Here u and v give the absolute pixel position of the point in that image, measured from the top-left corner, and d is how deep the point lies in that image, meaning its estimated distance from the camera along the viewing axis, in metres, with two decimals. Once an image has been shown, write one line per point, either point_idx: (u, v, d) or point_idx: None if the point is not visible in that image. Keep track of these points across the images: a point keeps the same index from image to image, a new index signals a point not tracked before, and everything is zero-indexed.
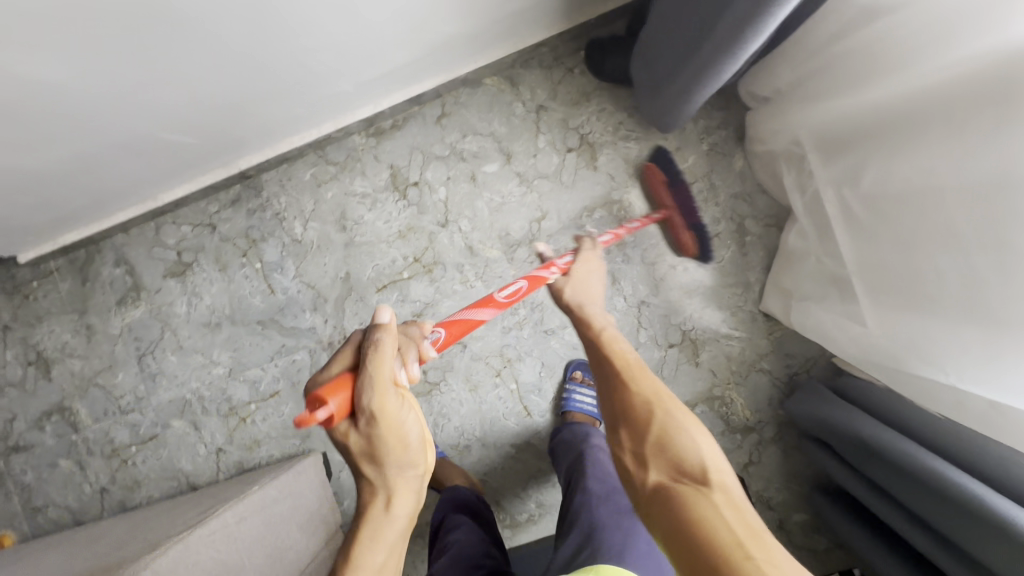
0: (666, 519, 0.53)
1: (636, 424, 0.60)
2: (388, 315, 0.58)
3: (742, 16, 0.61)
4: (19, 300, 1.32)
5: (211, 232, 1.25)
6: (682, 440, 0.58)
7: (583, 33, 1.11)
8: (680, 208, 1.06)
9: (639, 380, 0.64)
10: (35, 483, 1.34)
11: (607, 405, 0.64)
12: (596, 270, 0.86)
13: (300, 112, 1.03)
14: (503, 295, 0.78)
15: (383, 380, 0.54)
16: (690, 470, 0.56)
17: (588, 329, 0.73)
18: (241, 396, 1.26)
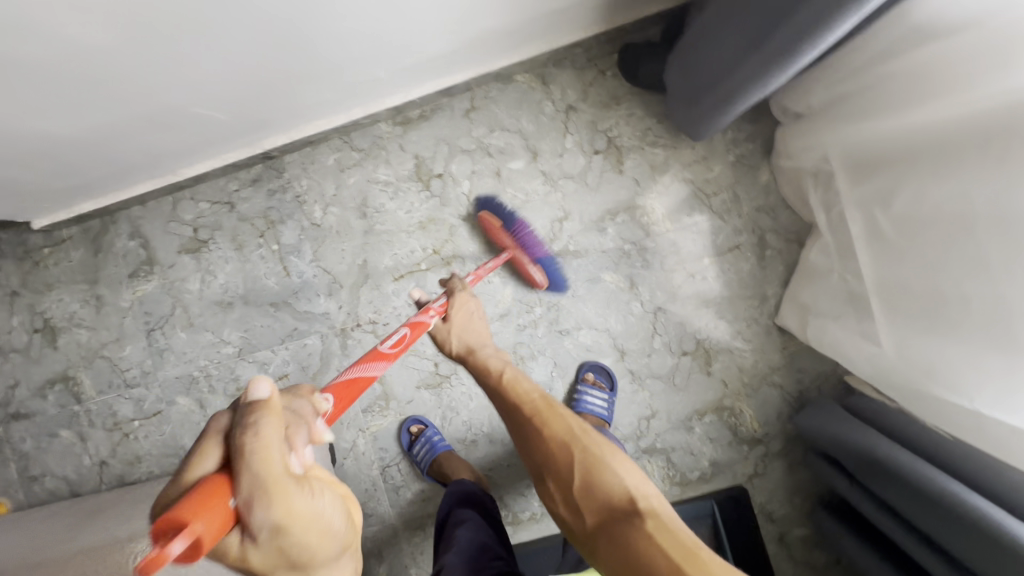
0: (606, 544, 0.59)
1: (560, 469, 0.68)
2: (266, 387, 0.45)
3: (807, 25, 0.61)
4: (29, 266, 1.30)
5: (229, 210, 1.24)
6: (604, 472, 0.65)
7: (618, 36, 1.11)
8: (523, 245, 1.05)
9: (551, 423, 0.72)
10: (33, 452, 1.33)
11: (534, 456, 0.71)
12: (476, 308, 0.92)
13: (330, 96, 1.03)
14: (389, 347, 0.77)
15: (274, 480, 0.41)
16: (613, 496, 0.63)
17: (495, 379, 0.82)
18: (249, 377, 1.25)
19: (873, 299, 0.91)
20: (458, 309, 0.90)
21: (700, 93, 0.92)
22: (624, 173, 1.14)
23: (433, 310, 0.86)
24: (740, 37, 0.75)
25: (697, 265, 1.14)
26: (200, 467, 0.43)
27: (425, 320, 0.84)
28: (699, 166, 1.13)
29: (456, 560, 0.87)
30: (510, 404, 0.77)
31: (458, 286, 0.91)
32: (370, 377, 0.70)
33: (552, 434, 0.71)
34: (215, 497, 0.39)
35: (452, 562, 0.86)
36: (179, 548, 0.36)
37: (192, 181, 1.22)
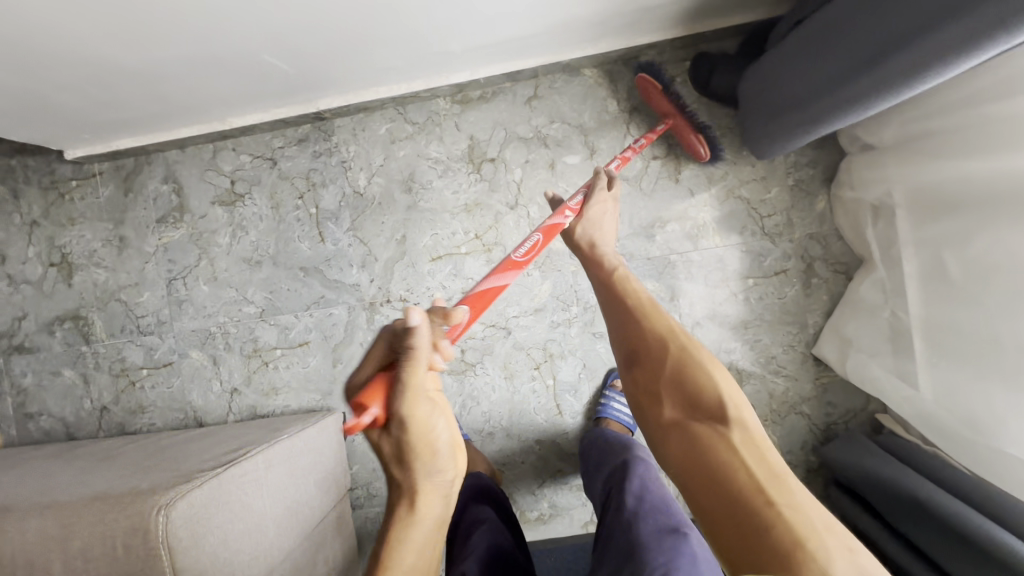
0: (691, 448, 0.56)
1: (653, 361, 0.62)
2: (420, 317, 0.50)
3: (935, 49, 0.63)
4: (54, 197, 1.26)
5: (270, 166, 1.20)
6: (706, 379, 0.59)
7: (694, 44, 1.09)
8: (682, 112, 1.04)
9: (657, 320, 0.65)
10: (32, 388, 1.29)
11: (624, 343, 0.66)
12: (609, 210, 0.87)
13: (398, 64, 1.00)
14: (520, 254, 0.76)
15: (418, 391, 0.52)
16: (708, 402, 0.58)
17: (603, 271, 0.75)
18: (268, 339, 1.22)
19: (914, 339, 0.93)
20: (590, 208, 0.85)
21: (783, 112, 0.92)
22: (680, 182, 1.13)
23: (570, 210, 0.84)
24: (845, 58, 0.76)
25: (740, 284, 1.13)
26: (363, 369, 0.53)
27: (559, 221, 0.82)
28: (756, 184, 1.12)
29: (472, 561, 0.82)
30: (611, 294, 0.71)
31: (600, 183, 0.86)
32: (502, 285, 0.72)
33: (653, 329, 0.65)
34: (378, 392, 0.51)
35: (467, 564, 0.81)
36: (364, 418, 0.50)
37: (237, 132, 1.19)
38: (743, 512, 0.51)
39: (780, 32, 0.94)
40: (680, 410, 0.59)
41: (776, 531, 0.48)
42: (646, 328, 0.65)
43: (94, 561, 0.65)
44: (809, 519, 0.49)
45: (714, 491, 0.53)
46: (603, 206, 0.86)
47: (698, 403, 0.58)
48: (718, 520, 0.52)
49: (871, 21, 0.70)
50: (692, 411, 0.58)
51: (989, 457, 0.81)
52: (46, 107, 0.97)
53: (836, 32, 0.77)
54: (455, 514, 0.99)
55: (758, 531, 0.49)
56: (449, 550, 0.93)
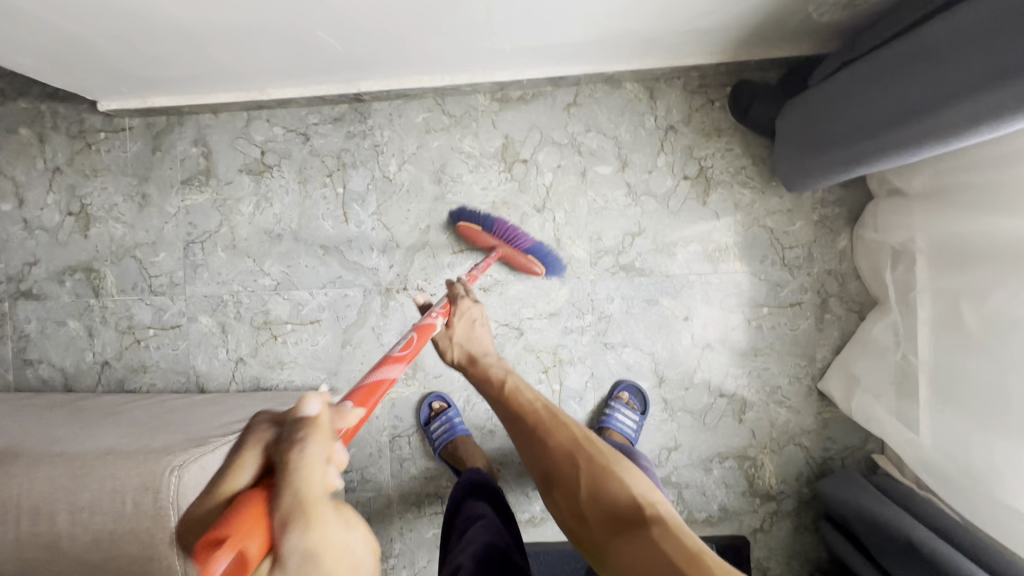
0: (622, 561, 0.53)
1: (564, 480, 0.64)
2: (317, 403, 0.40)
3: (970, 117, 0.66)
4: (80, 146, 1.25)
5: (302, 142, 1.20)
6: (614, 487, 0.60)
7: (737, 71, 1.10)
8: (508, 241, 1.02)
9: (557, 437, 0.68)
10: (35, 335, 1.28)
11: (539, 464, 0.67)
12: (479, 316, 0.86)
13: (446, 55, 1.00)
14: (398, 349, 0.69)
15: (318, 499, 0.35)
16: (622, 510, 0.58)
17: (494, 387, 0.78)
18: (280, 313, 1.22)
19: (920, 384, 0.95)
20: (462, 318, 0.84)
21: (824, 146, 0.93)
22: (707, 204, 1.14)
23: (438, 313, 0.80)
24: (895, 103, 0.77)
25: (754, 312, 1.14)
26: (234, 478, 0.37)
27: (433, 321, 0.78)
28: (782, 216, 1.13)
29: (468, 558, 0.83)
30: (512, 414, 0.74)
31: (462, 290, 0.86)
32: (385, 380, 0.61)
33: (556, 445, 0.67)
34: (251, 523, 0.33)
35: (465, 561, 0.82)
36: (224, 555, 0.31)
37: (274, 103, 1.18)
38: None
39: (830, 68, 0.95)
40: (604, 524, 0.58)
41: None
42: (549, 444, 0.67)
43: (101, 514, 0.65)
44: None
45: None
46: (470, 313, 0.85)
47: (613, 512, 0.58)
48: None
49: (924, 71, 0.72)
50: (613, 524, 0.57)
51: (983, 507, 0.83)
52: (91, 55, 0.97)
53: (890, 75, 0.78)
54: (453, 505, 1.01)
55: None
56: (447, 547, 0.94)
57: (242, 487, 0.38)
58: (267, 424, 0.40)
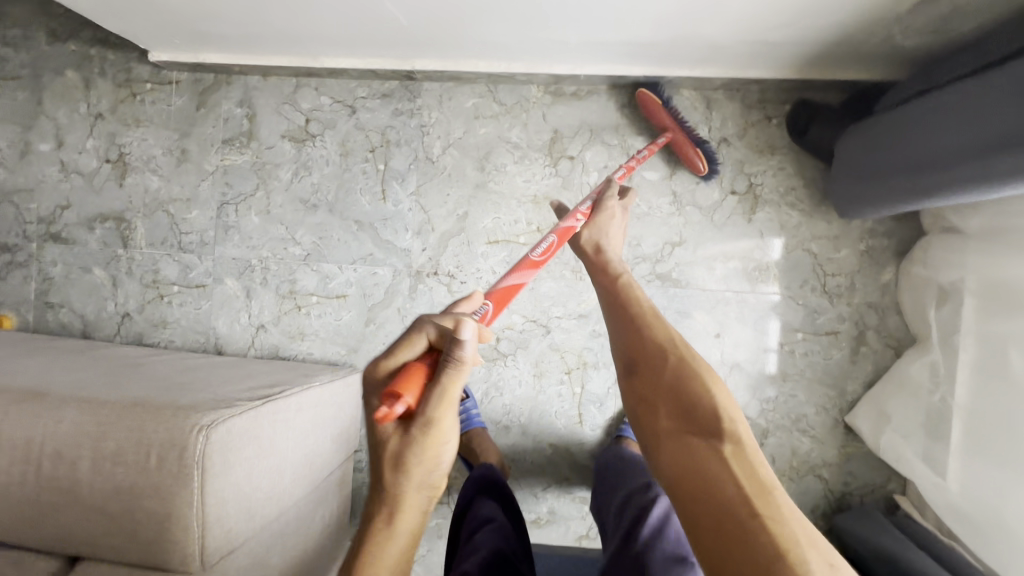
0: (683, 463, 0.54)
1: (651, 368, 0.63)
2: (471, 330, 0.55)
3: None
4: (125, 95, 1.25)
5: (348, 114, 1.19)
6: (701, 394, 0.58)
7: (800, 89, 1.08)
8: (682, 125, 1.05)
9: (656, 330, 0.66)
10: (59, 279, 1.27)
11: (621, 351, 0.67)
12: (618, 217, 0.89)
13: (508, 42, 0.98)
14: (538, 252, 0.80)
15: (450, 399, 0.54)
16: (701, 414, 0.57)
17: (609, 280, 0.77)
18: (306, 284, 1.21)
19: (954, 427, 0.93)
20: (601, 216, 0.87)
21: (887, 174, 0.90)
22: (752, 222, 1.12)
23: (578, 216, 0.86)
24: (973, 136, 0.74)
25: (788, 337, 1.12)
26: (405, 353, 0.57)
27: (572, 225, 0.84)
28: (828, 242, 1.11)
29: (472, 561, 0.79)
30: (618, 299, 0.73)
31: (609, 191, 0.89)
32: (520, 284, 0.76)
33: (651, 341, 0.65)
34: (411, 384, 0.53)
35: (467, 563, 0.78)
36: (395, 409, 0.51)
37: (324, 72, 1.17)
38: (732, 532, 0.49)
39: (902, 95, 0.92)
40: (673, 418, 0.58)
41: (770, 553, 0.46)
42: (646, 336, 0.66)
43: (123, 466, 0.63)
44: (787, 536, 0.48)
45: (702, 510, 0.51)
46: (609, 217, 0.87)
47: (689, 414, 0.57)
48: (702, 534, 0.50)
49: (1011, 106, 0.69)
50: (686, 423, 0.57)
51: (1012, 562, 0.80)
52: (150, 3, 0.95)
53: (969, 107, 0.76)
54: (462, 503, 0.98)
55: (747, 547, 0.47)
56: (455, 548, 0.91)
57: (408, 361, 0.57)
58: (435, 327, 0.58)
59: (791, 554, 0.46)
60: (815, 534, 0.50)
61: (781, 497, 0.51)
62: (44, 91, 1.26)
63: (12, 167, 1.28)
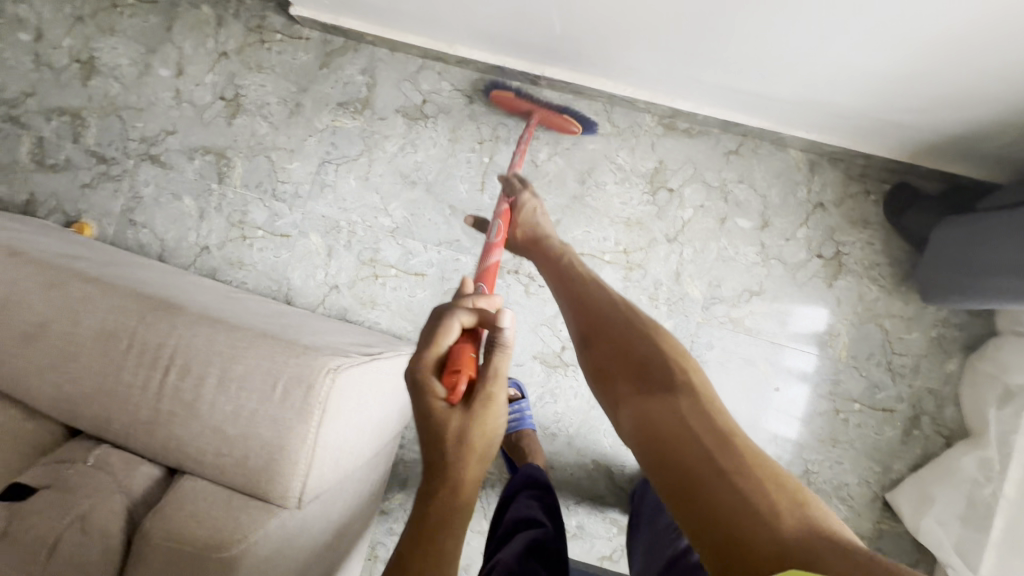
0: (639, 417, 0.59)
1: (605, 335, 0.70)
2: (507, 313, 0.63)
3: None
4: (254, 40, 1.28)
5: (464, 104, 1.22)
6: (653, 353, 0.65)
7: (905, 171, 1.12)
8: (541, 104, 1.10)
9: (605, 301, 0.75)
10: (148, 200, 1.30)
11: (578, 322, 0.75)
12: (539, 208, 0.97)
13: (645, 69, 1.02)
14: (495, 237, 0.88)
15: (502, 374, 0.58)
16: (652, 373, 0.63)
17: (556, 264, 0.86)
18: (388, 256, 1.23)
19: (997, 518, 0.96)
20: (523, 207, 0.95)
21: (984, 268, 0.92)
22: (831, 288, 1.15)
23: (505, 207, 0.95)
24: None
25: (844, 405, 1.14)
26: (444, 337, 0.59)
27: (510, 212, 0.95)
28: (900, 321, 1.14)
29: (509, 554, 0.76)
30: (563, 278, 0.83)
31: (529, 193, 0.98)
32: (497, 264, 0.84)
33: (603, 312, 0.73)
34: (468, 363, 0.58)
35: (504, 556, 0.76)
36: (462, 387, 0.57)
37: (453, 60, 1.20)
38: (687, 474, 0.51)
39: (1004, 198, 0.96)
40: (630, 382, 0.64)
41: (721, 491, 0.49)
42: (594, 307, 0.75)
43: (248, 390, 0.66)
44: (750, 472, 0.50)
45: (659, 454, 0.54)
46: (533, 207, 0.96)
47: (646, 374, 0.63)
48: (663, 483, 0.53)
49: None
50: (641, 382, 0.63)
51: None
52: None
53: None
54: (505, 495, 0.97)
55: (705, 493, 0.50)
56: (494, 534, 0.90)
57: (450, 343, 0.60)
58: (465, 311, 0.61)
59: (751, 496, 0.48)
60: (785, 477, 0.50)
61: (740, 440, 0.53)
62: (176, 20, 1.30)
63: (128, 84, 1.31)
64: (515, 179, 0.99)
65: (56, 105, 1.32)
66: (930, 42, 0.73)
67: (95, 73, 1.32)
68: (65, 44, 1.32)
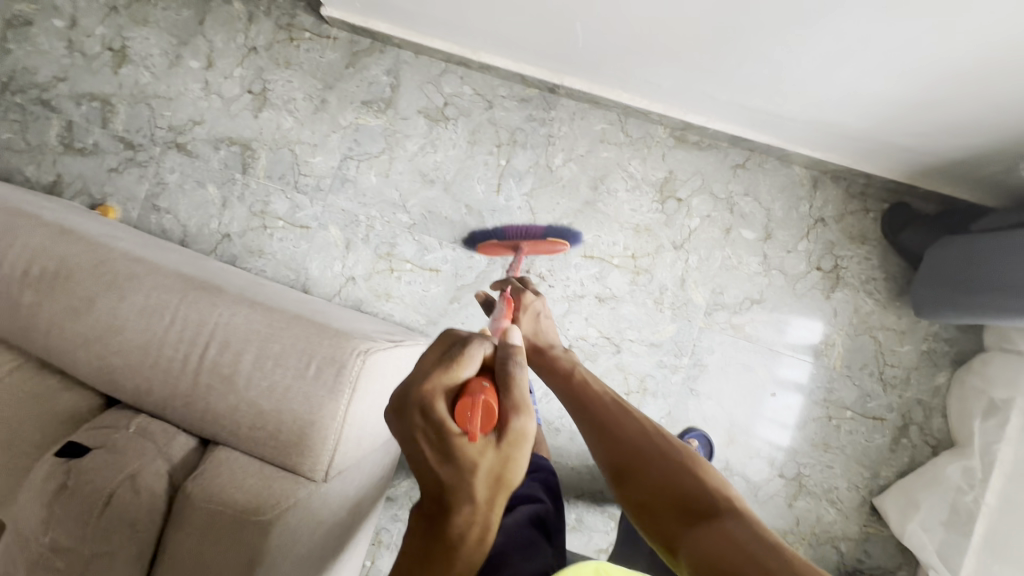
0: (693, 553, 0.53)
1: (634, 462, 0.67)
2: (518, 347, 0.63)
3: None
4: (283, 37, 1.32)
5: (484, 108, 1.27)
6: (683, 476, 0.63)
7: (903, 192, 1.17)
8: (524, 235, 1.20)
9: (624, 422, 0.73)
10: (172, 186, 1.34)
11: (604, 453, 0.71)
12: (542, 310, 0.96)
13: (662, 83, 1.07)
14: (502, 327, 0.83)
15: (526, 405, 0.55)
16: (689, 500, 0.60)
17: (563, 376, 0.84)
18: (404, 250, 1.28)
19: (977, 524, 1.01)
20: (526, 310, 0.94)
21: (973, 285, 0.98)
22: (829, 300, 1.20)
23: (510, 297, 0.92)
24: None
25: (837, 412, 1.19)
26: (465, 368, 0.55)
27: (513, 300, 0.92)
28: (893, 334, 1.19)
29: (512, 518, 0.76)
30: (576, 395, 0.80)
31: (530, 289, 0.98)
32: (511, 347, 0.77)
33: (625, 436, 0.70)
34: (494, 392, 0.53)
35: (507, 517, 0.76)
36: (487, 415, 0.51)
37: (476, 65, 1.25)
38: None
39: (996, 221, 1.01)
40: (673, 516, 0.59)
41: None
42: (616, 431, 0.72)
43: (284, 368, 0.75)
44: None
45: None
46: (534, 306, 0.94)
47: (683, 503, 0.60)
48: None
49: None
50: (688, 517, 0.58)
51: None
52: None
53: None
54: None
55: None
56: None
57: (469, 375, 0.56)
58: (482, 343, 0.59)
59: None
60: None
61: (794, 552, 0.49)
62: (208, 14, 1.34)
63: (158, 74, 1.35)
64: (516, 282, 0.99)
65: (86, 91, 1.36)
66: (917, 62, 0.78)
67: (126, 62, 1.35)
68: (98, 32, 1.36)
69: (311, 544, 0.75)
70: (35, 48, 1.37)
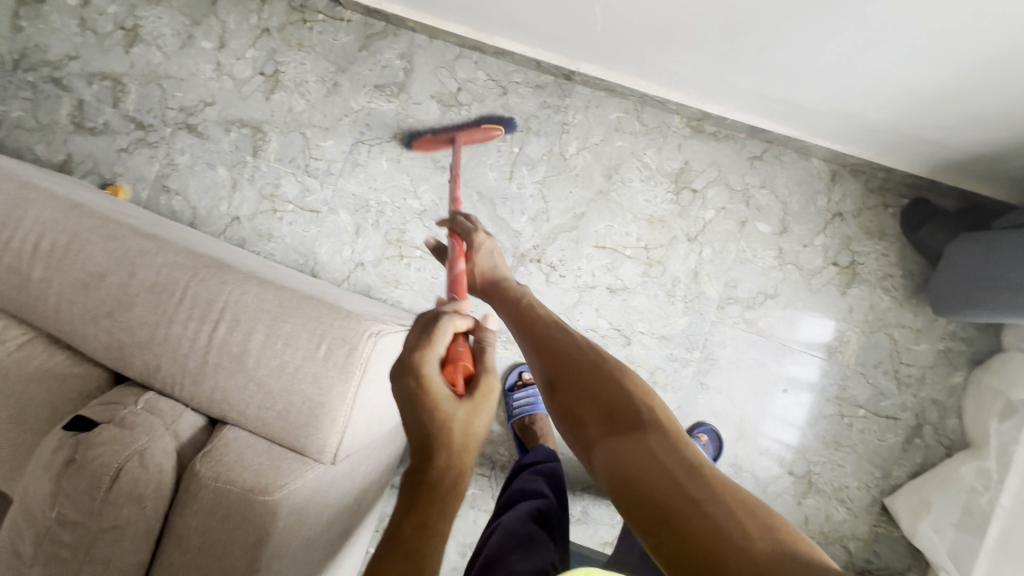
0: (613, 465, 0.55)
1: (562, 370, 0.66)
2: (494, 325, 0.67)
3: None
4: (296, 19, 1.30)
5: (499, 94, 1.25)
6: (613, 387, 0.62)
7: (924, 186, 1.15)
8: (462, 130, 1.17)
9: (556, 331, 0.71)
10: (182, 168, 1.33)
11: (534, 357, 0.69)
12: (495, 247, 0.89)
13: (681, 70, 1.05)
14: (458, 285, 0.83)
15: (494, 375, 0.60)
16: (615, 411, 0.60)
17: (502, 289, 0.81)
18: (415, 237, 1.27)
19: (990, 526, 0.99)
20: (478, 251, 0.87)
21: (991, 283, 0.96)
22: (844, 296, 1.18)
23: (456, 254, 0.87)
24: None
25: (849, 410, 1.18)
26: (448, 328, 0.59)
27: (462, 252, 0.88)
28: (909, 332, 1.17)
29: (511, 517, 0.78)
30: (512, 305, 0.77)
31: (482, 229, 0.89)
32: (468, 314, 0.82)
33: (557, 345, 0.69)
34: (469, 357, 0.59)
35: (505, 518, 0.78)
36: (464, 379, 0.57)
37: (491, 50, 1.23)
38: (666, 519, 0.49)
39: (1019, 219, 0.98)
40: (597, 423, 0.60)
41: (699, 527, 0.47)
42: (547, 339, 0.70)
43: (292, 347, 0.76)
44: (720, 498, 0.50)
45: (633, 498, 0.52)
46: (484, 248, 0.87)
47: (611, 413, 0.60)
48: (645, 526, 0.50)
49: None
50: (612, 426, 0.59)
51: None
52: None
53: None
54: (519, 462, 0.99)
55: (683, 528, 0.48)
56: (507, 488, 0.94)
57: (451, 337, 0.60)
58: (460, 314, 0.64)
59: (727, 527, 0.47)
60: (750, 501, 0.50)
61: (710, 474, 0.52)
62: None
63: (170, 54, 1.34)
64: (462, 220, 0.90)
65: (98, 70, 1.35)
66: (941, 49, 0.75)
67: (137, 41, 1.34)
68: (110, 11, 1.35)
69: (318, 526, 0.76)
70: (47, 26, 1.36)
